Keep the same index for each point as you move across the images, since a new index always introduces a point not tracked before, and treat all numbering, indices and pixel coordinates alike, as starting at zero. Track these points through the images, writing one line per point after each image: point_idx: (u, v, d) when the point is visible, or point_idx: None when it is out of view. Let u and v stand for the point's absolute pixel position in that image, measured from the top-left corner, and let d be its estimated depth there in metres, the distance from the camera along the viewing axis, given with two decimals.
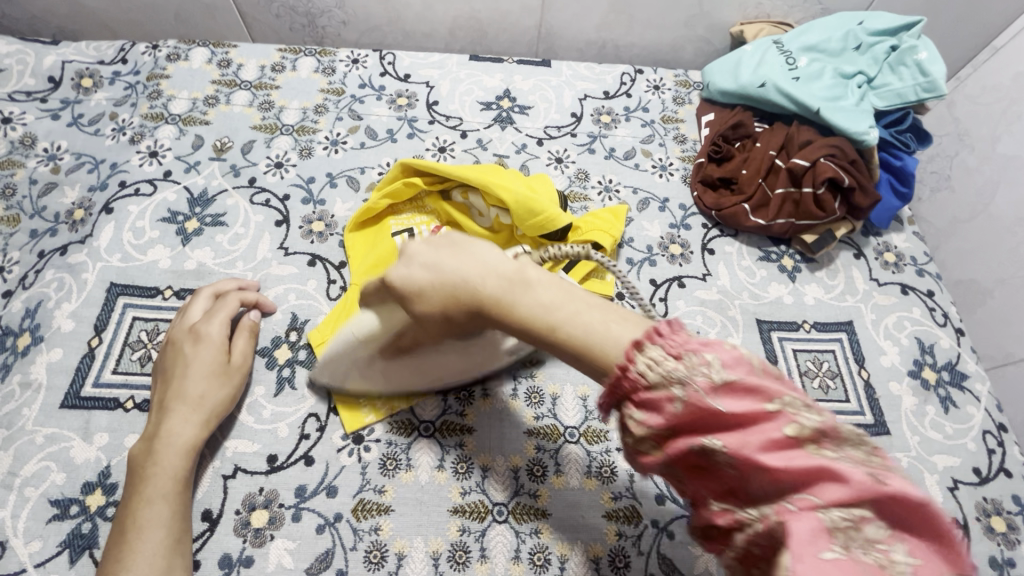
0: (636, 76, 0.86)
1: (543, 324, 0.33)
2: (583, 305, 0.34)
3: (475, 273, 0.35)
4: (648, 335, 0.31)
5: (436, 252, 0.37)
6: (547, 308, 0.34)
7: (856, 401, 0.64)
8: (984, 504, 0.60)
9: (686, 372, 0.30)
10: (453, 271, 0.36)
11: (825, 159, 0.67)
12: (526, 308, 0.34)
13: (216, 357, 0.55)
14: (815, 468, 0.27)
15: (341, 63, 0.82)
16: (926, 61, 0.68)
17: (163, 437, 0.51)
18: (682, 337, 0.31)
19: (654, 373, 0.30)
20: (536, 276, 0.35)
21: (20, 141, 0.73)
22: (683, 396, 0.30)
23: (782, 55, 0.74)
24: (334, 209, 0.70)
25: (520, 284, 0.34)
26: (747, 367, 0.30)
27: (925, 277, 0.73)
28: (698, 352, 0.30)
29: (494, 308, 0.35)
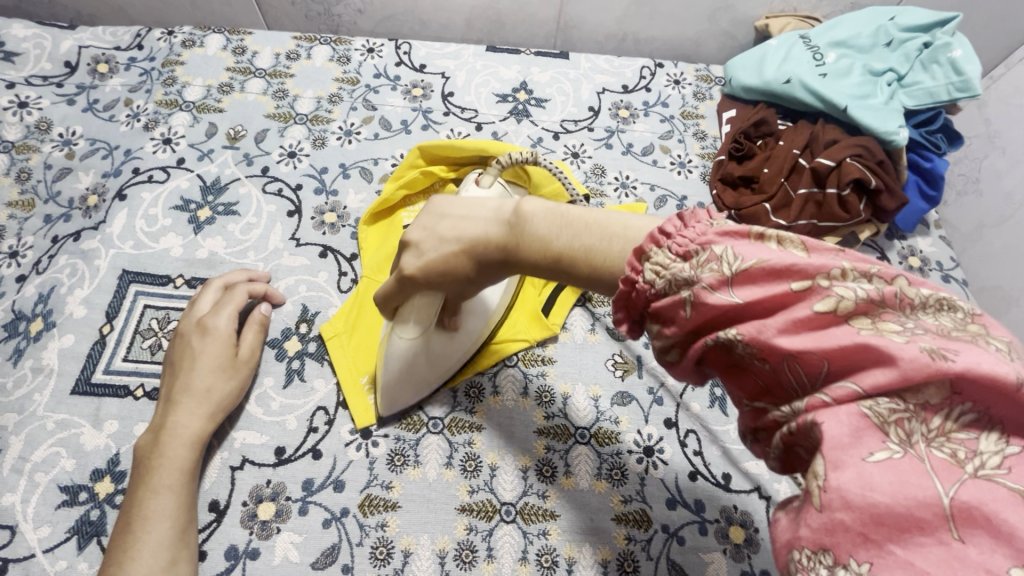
0: (656, 70, 0.84)
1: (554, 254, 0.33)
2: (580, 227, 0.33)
3: (476, 224, 0.36)
4: (654, 239, 0.30)
5: (441, 219, 0.37)
6: (556, 233, 0.33)
7: None
8: None
9: (693, 271, 0.28)
10: (456, 231, 0.36)
11: (851, 159, 0.65)
12: (536, 234, 0.33)
13: (223, 350, 0.55)
14: (850, 347, 0.24)
15: (356, 52, 0.81)
16: (960, 59, 0.66)
17: (170, 429, 0.50)
18: (694, 233, 0.29)
19: (663, 279, 0.29)
20: (531, 208, 0.34)
21: (36, 126, 0.73)
22: (692, 299, 0.28)
23: (809, 50, 0.71)
24: (346, 200, 0.69)
25: (520, 219, 0.34)
26: (773, 253, 0.27)
27: (951, 283, 0.71)
28: (704, 249, 0.28)
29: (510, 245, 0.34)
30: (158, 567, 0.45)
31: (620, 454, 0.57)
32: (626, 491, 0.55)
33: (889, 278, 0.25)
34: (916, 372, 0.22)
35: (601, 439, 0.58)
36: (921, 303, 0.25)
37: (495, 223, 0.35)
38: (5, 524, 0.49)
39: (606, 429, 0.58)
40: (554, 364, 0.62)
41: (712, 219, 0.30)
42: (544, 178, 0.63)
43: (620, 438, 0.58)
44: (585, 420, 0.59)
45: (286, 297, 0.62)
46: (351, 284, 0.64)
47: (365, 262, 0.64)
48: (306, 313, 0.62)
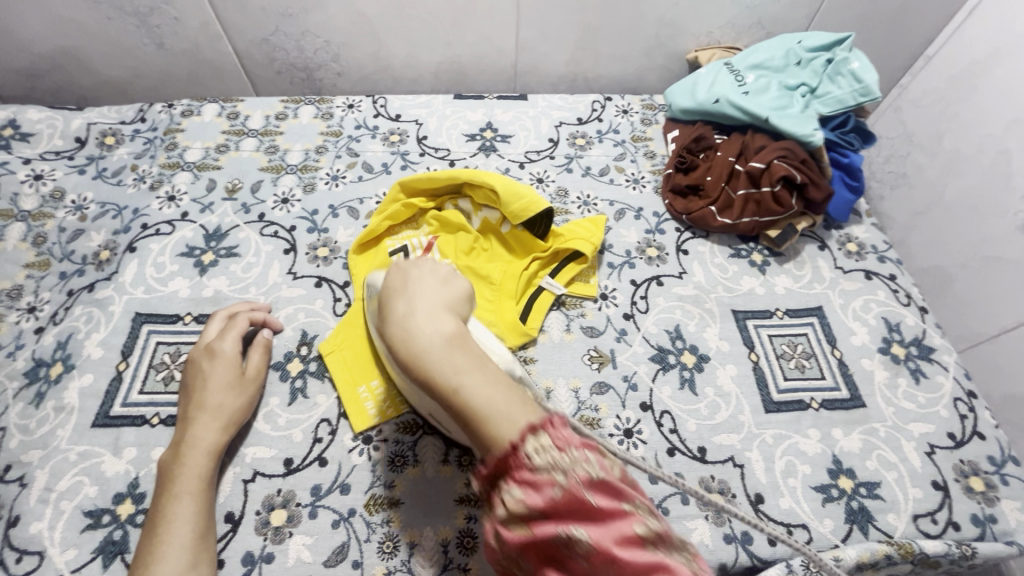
0: (606, 103, 0.95)
1: (448, 383, 0.39)
2: (483, 373, 0.40)
3: (421, 318, 0.43)
4: (541, 423, 0.37)
5: (419, 287, 0.47)
6: (433, 334, 0.41)
7: (832, 378, 0.69)
8: (961, 466, 0.63)
9: (569, 463, 0.36)
10: (407, 308, 0.44)
11: (778, 160, 0.74)
12: (432, 366, 0.40)
13: (231, 369, 0.60)
14: (654, 564, 0.35)
15: (338, 109, 0.91)
16: (859, 70, 0.77)
17: (188, 442, 0.55)
18: (566, 433, 0.37)
19: (541, 458, 0.36)
20: (454, 344, 0.41)
21: (50, 195, 0.80)
22: (564, 485, 0.35)
23: (732, 74, 0.82)
24: (337, 235, 0.76)
25: (449, 346, 0.41)
26: (613, 474, 0.37)
27: (886, 263, 0.79)
28: (579, 449, 0.37)
29: (411, 358, 0.41)
30: (181, 566, 0.48)
31: (602, 438, 0.62)
32: None
33: (662, 519, 0.38)
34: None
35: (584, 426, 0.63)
36: (675, 540, 0.38)
37: (433, 334, 0.42)
38: (34, 550, 0.53)
39: (588, 416, 0.64)
40: (536, 363, 0.67)
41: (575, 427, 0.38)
42: (512, 196, 0.71)
43: (601, 424, 0.63)
44: (567, 410, 0.64)
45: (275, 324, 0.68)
46: (345, 308, 0.70)
47: (356, 287, 0.71)
48: (306, 337, 0.67)
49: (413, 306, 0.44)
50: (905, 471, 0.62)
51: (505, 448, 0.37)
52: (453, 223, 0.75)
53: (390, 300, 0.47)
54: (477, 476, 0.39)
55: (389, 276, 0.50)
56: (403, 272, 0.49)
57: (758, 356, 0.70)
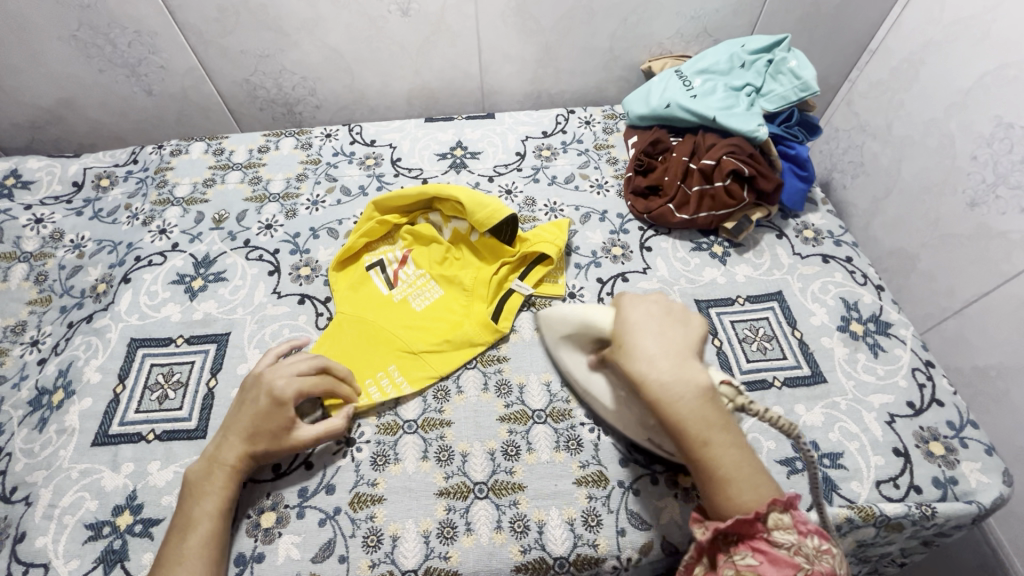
0: (569, 116, 1.00)
1: (702, 438, 0.49)
2: (728, 431, 0.50)
3: (667, 373, 0.51)
4: (788, 504, 0.48)
5: (656, 333, 0.55)
6: (687, 387, 0.51)
7: (793, 357, 0.72)
8: (921, 432, 0.66)
9: (812, 553, 0.46)
10: (659, 354, 0.53)
11: (726, 156, 0.79)
12: (685, 411, 0.50)
13: (267, 405, 0.60)
14: None
15: (316, 139, 0.96)
16: (797, 67, 0.82)
17: (219, 463, 0.58)
18: (807, 523, 0.48)
19: (784, 539, 0.47)
20: (704, 393, 0.51)
21: (50, 236, 0.86)
22: (806, 570, 0.45)
23: (680, 80, 0.88)
24: (318, 255, 0.81)
25: (704, 403, 0.50)
26: (839, 572, 0.46)
27: (842, 246, 0.83)
28: (821, 542, 0.47)
29: (659, 401, 0.51)
30: None
31: (573, 427, 0.65)
32: (583, 457, 0.63)
33: None
34: None
35: (555, 417, 0.66)
36: None
37: (687, 386, 0.51)
38: (39, 563, 0.56)
39: (559, 408, 0.67)
40: (508, 361, 0.71)
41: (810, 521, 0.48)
42: (476, 206, 0.76)
43: (572, 413, 0.66)
44: (539, 402, 0.67)
45: (260, 339, 0.72)
46: (326, 321, 0.74)
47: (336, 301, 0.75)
48: None
49: (654, 353, 0.53)
50: (866, 441, 0.65)
51: (750, 513, 0.48)
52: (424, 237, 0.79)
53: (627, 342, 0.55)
54: (705, 531, 0.50)
55: (621, 306, 0.58)
56: (633, 315, 0.57)
57: (721, 341, 0.73)
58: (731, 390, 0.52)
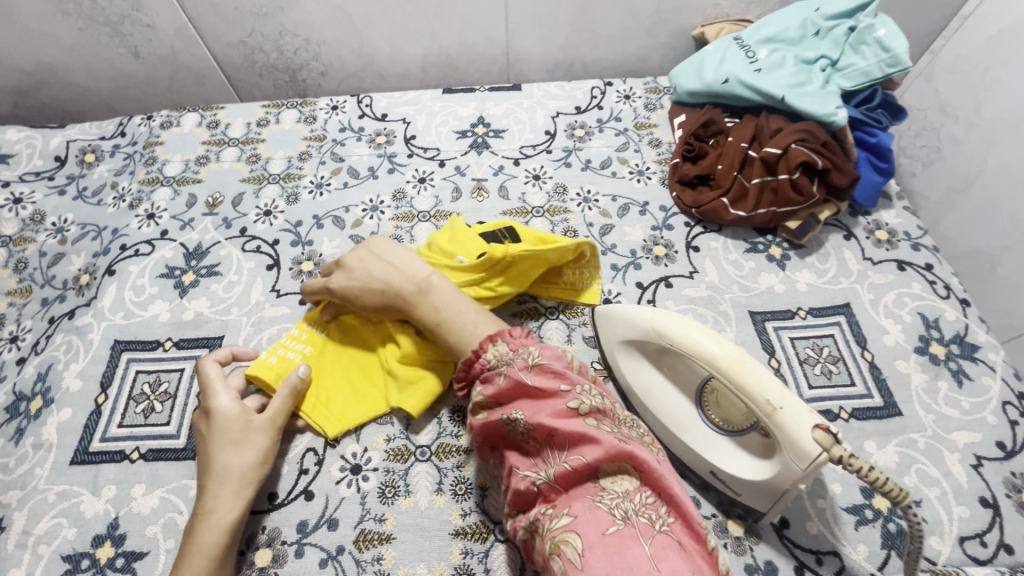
0: (606, 89, 0.88)
1: (441, 325, 0.55)
2: (463, 309, 0.56)
3: (401, 285, 0.58)
4: (497, 337, 0.51)
5: (369, 263, 0.60)
6: (412, 281, 0.58)
7: (862, 384, 0.62)
8: (1013, 479, 0.56)
9: (512, 357, 0.48)
10: (382, 270, 0.59)
11: (796, 144, 0.67)
12: (426, 308, 0.56)
13: (233, 425, 0.54)
14: (582, 430, 0.43)
15: (321, 111, 0.86)
16: (886, 37, 0.69)
17: (203, 513, 0.50)
18: (513, 340, 0.50)
19: (496, 360, 0.49)
20: (425, 288, 0.57)
21: (30, 218, 0.78)
22: (506, 375, 0.47)
23: (742, 50, 0.75)
24: (322, 248, 0.72)
25: (432, 301, 0.56)
26: (553, 362, 0.48)
27: (921, 251, 0.72)
28: (524, 348, 0.49)
29: (407, 301, 0.57)
30: None
31: None
32: None
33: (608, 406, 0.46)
34: (616, 448, 0.42)
35: None
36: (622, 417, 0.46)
37: (408, 279, 0.58)
38: None
39: None
40: None
41: (518, 334, 0.51)
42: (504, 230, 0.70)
43: None
44: None
45: (256, 345, 0.65)
46: None
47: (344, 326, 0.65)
48: None
49: (351, 274, 0.60)
50: (948, 488, 0.56)
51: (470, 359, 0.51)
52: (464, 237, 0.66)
53: (348, 280, 0.60)
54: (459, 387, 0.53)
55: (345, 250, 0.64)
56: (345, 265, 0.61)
57: (779, 362, 0.64)
58: (828, 438, 0.44)
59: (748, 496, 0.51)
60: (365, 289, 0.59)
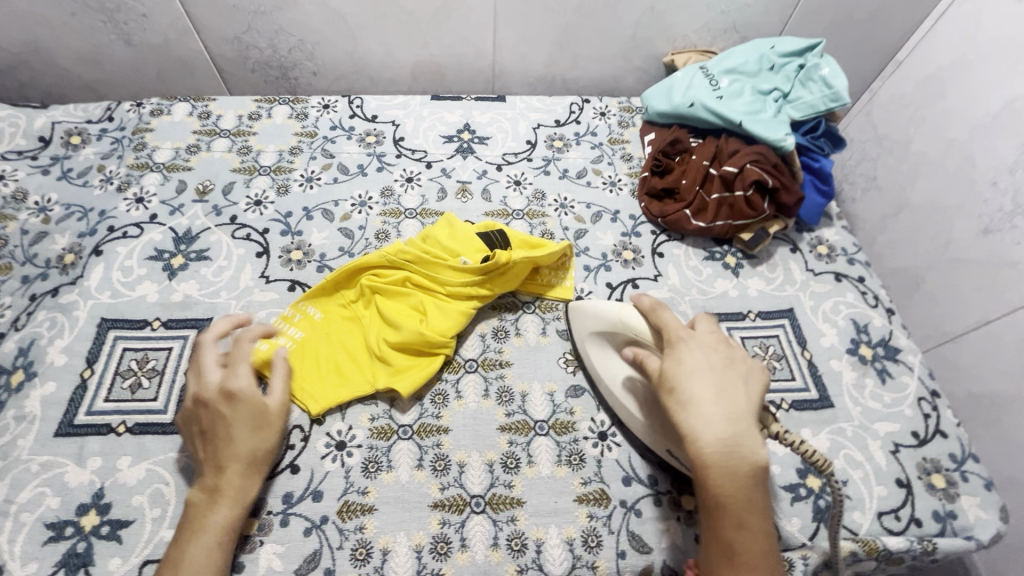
0: (584, 105, 0.95)
1: (740, 516, 0.47)
2: (758, 512, 0.48)
3: (739, 434, 0.49)
4: None
5: (724, 385, 0.52)
6: (733, 438, 0.49)
7: (801, 379, 0.70)
8: (924, 463, 0.65)
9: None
10: (726, 412, 0.50)
11: (751, 164, 0.75)
12: (730, 488, 0.48)
13: (255, 408, 0.55)
14: None
15: (313, 109, 0.89)
16: (829, 76, 0.79)
17: (224, 490, 0.52)
18: None
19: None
20: (718, 464, 0.48)
21: (12, 196, 0.78)
22: None
23: (706, 78, 0.83)
24: (311, 238, 0.76)
25: (750, 479, 0.48)
26: None
27: (855, 265, 0.81)
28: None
29: (709, 469, 0.48)
30: None
31: (576, 441, 0.63)
32: (586, 473, 0.61)
33: None
34: None
35: (559, 429, 0.63)
36: None
37: (721, 452, 0.48)
38: None
39: (563, 419, 0.64)
40: (511, 366, 0.67)
41: None
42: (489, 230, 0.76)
43: (576, 426, 0.64)
44: (542, 413, 0.64)
45: (245, 327, 0.67)
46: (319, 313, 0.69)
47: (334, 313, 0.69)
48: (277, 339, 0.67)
49: (710, 403, 0.50)
50: (870, 469, 0.64)
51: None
52: (461, 238, 0.72)
53: (687, 382, 0.51)
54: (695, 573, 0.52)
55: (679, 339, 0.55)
56: (682, 359, 0.53)
57: None
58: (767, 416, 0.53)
59: (697, 470, 0.58)
60: (715, 423, 0.49)
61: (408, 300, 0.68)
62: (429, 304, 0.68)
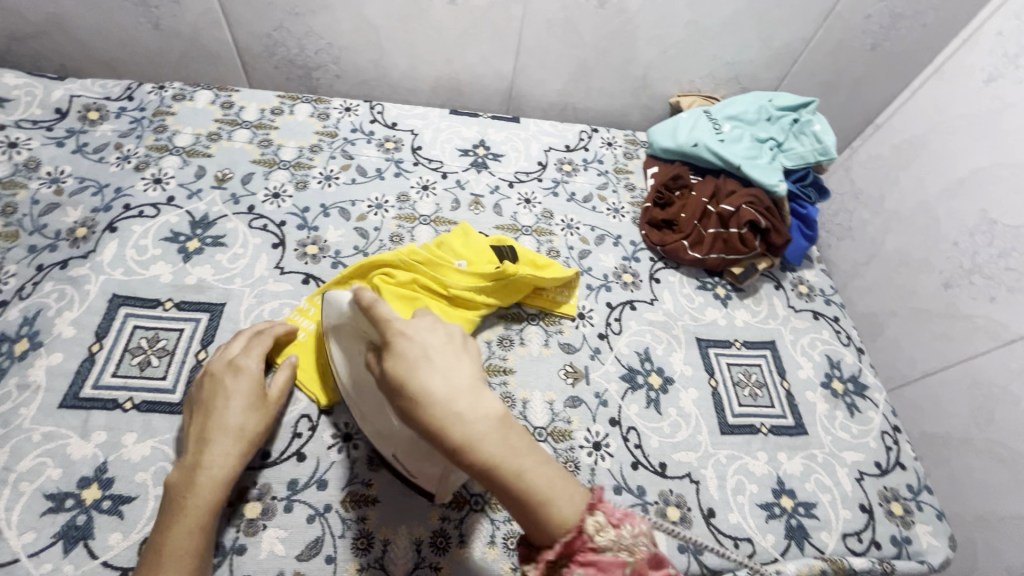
0: (592, 134, 1.01)
1: (511, 466, 0.43)
2: (537, 453, 0.45)
3: (464, 400, 0.44)
4: (595, 507, 0.43)
5: (441, 356, 0.47)
6: (470, 403, 0.44)
7: (780, 406, 0.75)
8: (885, 491, 0.71)
9: (630, 541, 0.42)
10: (454, 379, 0.45)
11: (746, 206, 0.82)
12: (494, 453, 0.43)
13: (253, 388, 0.58)
14: None
15: (334, 110, 0.92)
16: (820, 131, 0.87)
17: (204, 467, 0.52)
18: (610, 507, 0.43)
19: (603, 539, 0.41)
20: (483, 431, 0.43)
21: (24, 164, 0.77)
22: (632, 561, 0.41)
23: (710, 121, 0.90)
24: (327, 234, 0.78)
25: (500, 429, 0.44)
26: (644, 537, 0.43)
27: (831, 305, 0.88)
28: (633, 524, 0.43)
29: (465, 447, 0.43)
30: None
31: (572, 449, 0.66)
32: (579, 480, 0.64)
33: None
34: None
35: (556, 437, 0.67)
36: None
37: (480, 415, 0.44)
38: None
39: (561, 428, 0.67)
40: (514, 373, 0.70)
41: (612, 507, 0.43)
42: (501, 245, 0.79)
43: (573, 435, 0.67)
44: (542, 420, 0.67)
45: (258, 315, 0.68)
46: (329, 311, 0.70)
47: None
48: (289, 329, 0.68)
49: (448, 378, 0.45)
50: (838, 494, 0.69)
51: (569, 531, 0.42)
52: (475, 249, 0.76)
53: (413, 373, 0.46)
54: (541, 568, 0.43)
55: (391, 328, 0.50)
56: (409, 341, 0.48)
57: (717, 382, 0.76)
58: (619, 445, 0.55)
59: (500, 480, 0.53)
60: (419, 411, 0.44)
61: (414, 303, 0.68)
62: (434, 307, 0.69)
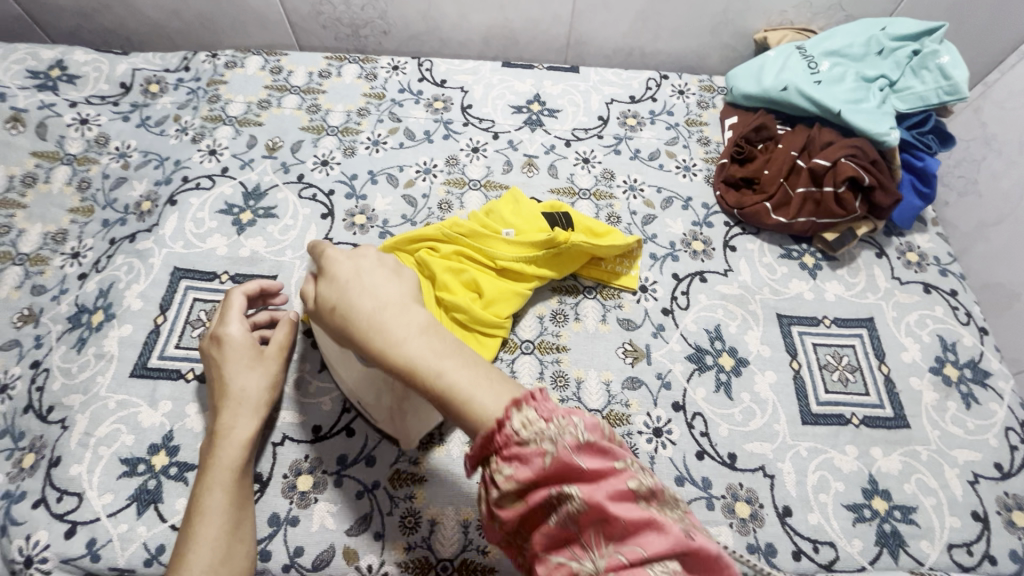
0: (662, 81, 0.89)
1: (430, 367, 0.38)
2: (466, 358, 0.39)
3: (392, 314, 0.41)
4: (524, 398, 0.36)
5: (372, 272, 0.44)
6: (390, 310, 0.41)
7: (876, 395, 0.66)
8: (1005, 499, 0.60)
9: (556, 432, 0.34)
10: (378, 294, 0.42)
11: (845, 159, 0.70)
12: (413, 358, 0.38)
13: (246, 350, 0.57)
14: (646, 519, 0.33)
15: (382, 70, 0.88)
16: (948, 65, 0.71)
17: (222, 432, 0.53)
18: (549, 403, 0.36)
19: (527, 432, 0.35)
20: (403, 336, 0.39)
21: (94, 140, 0.80)
22: (554, 453, 0.34)
23: (805, 59, 0.77)
24: (374, 203, 0.75)
25: (424, 332, 0.40)
26: (597, 434, 0.35)
27: (948, 276, 0.74)
28: (565, 415, 0.35)
29: (383, 350, 0.39)
30: (221, 531, 0.48)
31: (630, 434, 0.61)
32: None
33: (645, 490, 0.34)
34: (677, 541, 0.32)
35: (613, 420, 0.62)
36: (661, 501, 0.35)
37: (406, 325, 0.40)
38: (74, 492, 0.55)
39: (617, 411, 0.62)
40: (568, 351, 0.66)
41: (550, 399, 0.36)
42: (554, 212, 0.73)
43: (631, 420, 0.62)
44: (597, 403, 0.63)
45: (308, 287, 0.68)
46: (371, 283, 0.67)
47: None
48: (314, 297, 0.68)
49: (374, 292, 0.42)
50: (943, 498, 0.60)
51: (491, 425, 0.36)
52: (527, 215, 0.70)
53: (344, 292, 0.44)
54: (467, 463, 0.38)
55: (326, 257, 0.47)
56: (340, 262, 0.46)
57: (800, 365, 0.67)
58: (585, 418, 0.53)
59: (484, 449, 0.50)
60: (341, 327, 0.43)
61: (462, 275, 0.65)
62: (483, 280, 0.65)
